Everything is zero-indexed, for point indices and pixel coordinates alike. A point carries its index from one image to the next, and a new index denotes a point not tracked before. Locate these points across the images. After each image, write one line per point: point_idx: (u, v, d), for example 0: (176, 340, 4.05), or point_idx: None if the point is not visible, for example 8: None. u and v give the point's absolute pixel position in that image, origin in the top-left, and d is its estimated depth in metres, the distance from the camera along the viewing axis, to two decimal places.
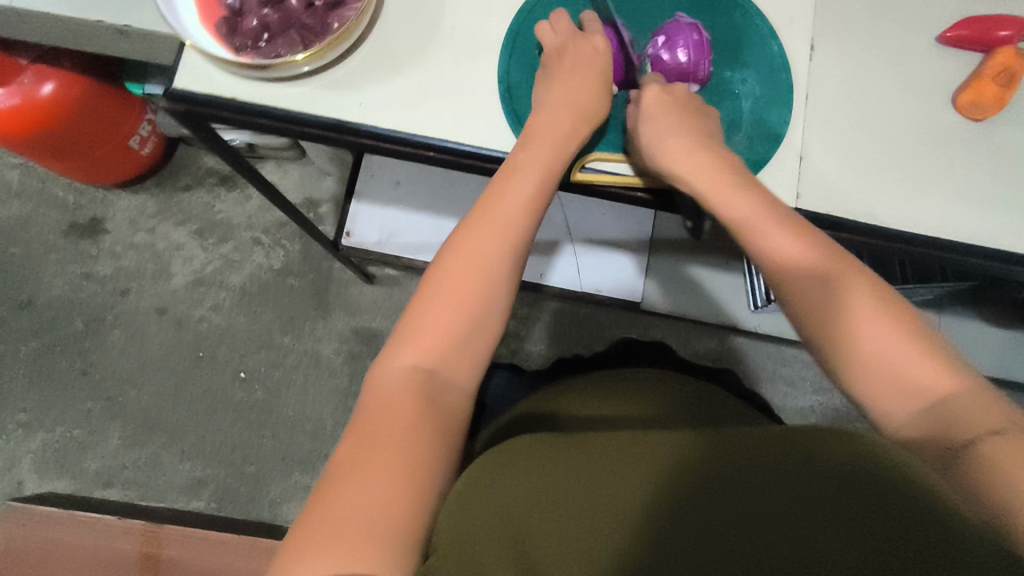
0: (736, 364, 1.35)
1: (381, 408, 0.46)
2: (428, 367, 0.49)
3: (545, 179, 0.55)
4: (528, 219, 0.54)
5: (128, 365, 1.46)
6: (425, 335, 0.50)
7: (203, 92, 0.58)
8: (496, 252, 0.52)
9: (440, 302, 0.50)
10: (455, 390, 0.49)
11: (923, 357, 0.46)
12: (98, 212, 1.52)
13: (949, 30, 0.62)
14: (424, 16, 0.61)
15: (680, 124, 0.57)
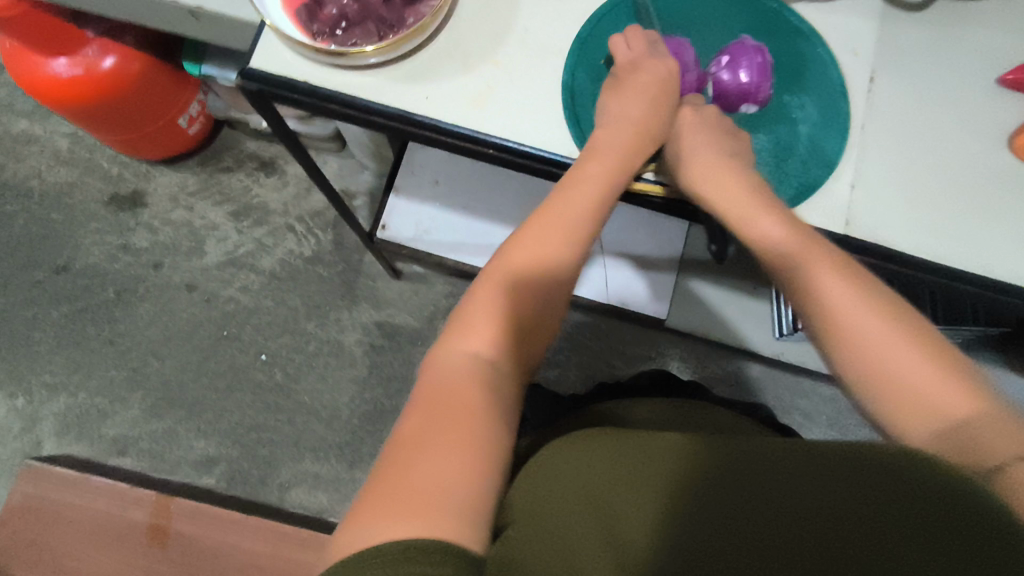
0: (753, 390, 1.35)
1: (443, 391, 0.46)
2: (487, 359, 0.49)
3: (609, 188, 0.57)
4: (591, 226, 0.56)
5: (155, 337, 1.49)
6: (486, 327, 0.50)
7: (277, 73, 0.60)
8: (558, 254, 0.54)
9: (502, 300, 0.52)
10: (512, 383, 0.50)
11: (940, 378, 0.46)
12: (140, 186, 1.56)
13: (1010, 72, 0.63)
14: (496, 18, 0.63)
15: (705, 143, 0.59)
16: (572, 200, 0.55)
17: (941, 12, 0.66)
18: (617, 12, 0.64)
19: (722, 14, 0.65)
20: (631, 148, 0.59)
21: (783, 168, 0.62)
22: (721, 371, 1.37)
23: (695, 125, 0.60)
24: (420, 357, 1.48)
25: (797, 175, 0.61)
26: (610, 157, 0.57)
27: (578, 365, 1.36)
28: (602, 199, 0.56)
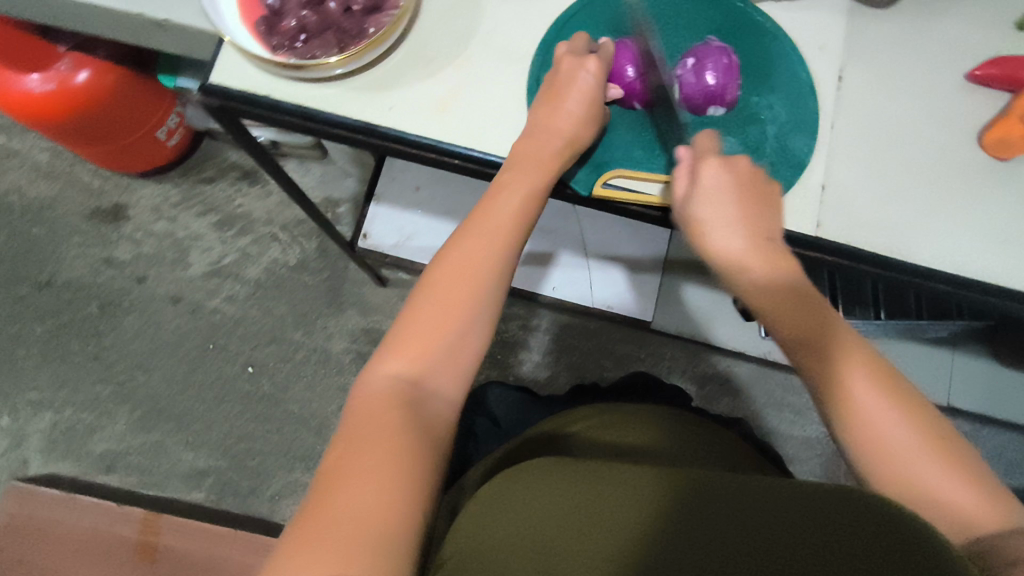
0: (743, 388, 1.34)
1: (361, 420, 0.47)
2: (410, 378, 0.50)
3: (529, 201, 0.56)
4: (514, 240, 0.55)
5: (140, 350, 1.48)
6: (408, 347, 0.51)
7: (239, 88, 0.60)
8: (483, 270, 0.53)
9: (421, 319, 0.51)
10: (437, 398, 0.50)
11: (951, 476, 0.45)
12: (122, 198, 1.54)
13: (978, 68, 0.62)
14: (459, 25, 0.62)
15: (732, 208, 0.55)
16: (491, 219, 0.55)
17: (909, 8, 0.65)
18: (579, 16, 0.63)
19: (686, 16, 0.64)
20: (553, 152, 0.57)
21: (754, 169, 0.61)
22: (710, 368, 1.36)
23: (722, 190, 0.55)
24: None
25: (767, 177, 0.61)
26: (529, 167, 0.57)
27: (567, 366, 1.35)
28: (522, 212, 0.56)
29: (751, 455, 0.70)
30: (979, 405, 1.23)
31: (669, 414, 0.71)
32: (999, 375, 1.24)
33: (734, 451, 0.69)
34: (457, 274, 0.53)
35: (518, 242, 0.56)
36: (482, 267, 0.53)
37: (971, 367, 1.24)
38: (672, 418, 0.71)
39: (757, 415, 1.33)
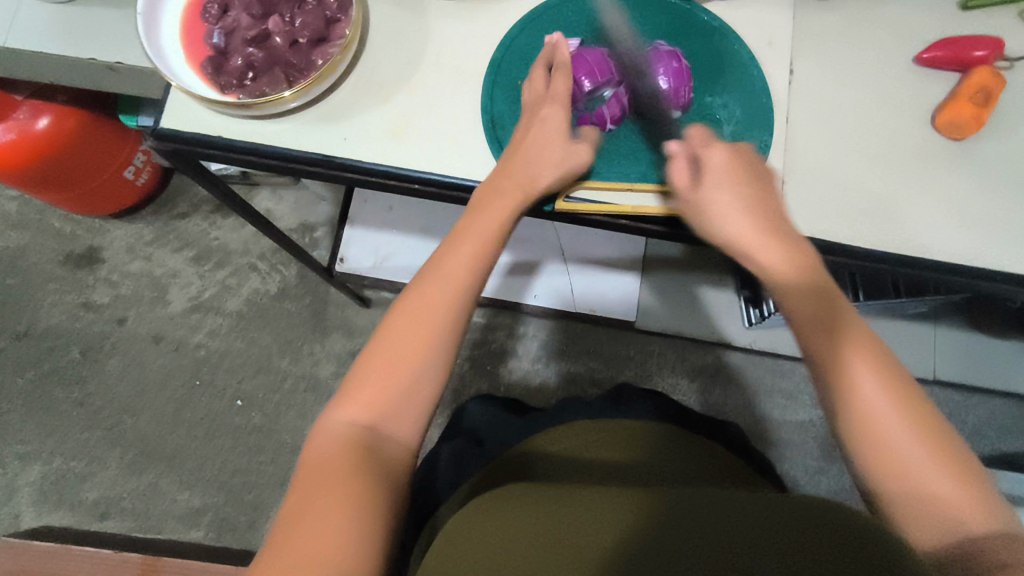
0: (733, 379, 1.32)
1: (310, 470, 0.46)
2: (362, 424, 0.48)
3: (488, 236, 0.54)
4: (473, 282, 0.53)
5: (126, 393, 1.46)
6: (361, 392, 0.49)
7: (190, 130, 0.59)
8: (441, 312, 0.51)
9: (377, 363, 0.50)
10: (389, 444, 0.48)
11: (965, 494, 0.41)
12: (95, 241, 1.53)
13: (926, 51, 0.63)
14: (408, 49, 0.62)
15: (738, 196, 0.53)
16: (449, 259, 0.53)
17: None
18: (527, 33, 0.63)
19: (635, 23, 0.65)
20: (519, 188, 0.55)
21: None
22: (700, 361, 1.33)
23: (725, 170, 0.54)
24: None
25: None
26: (491, 204, 0.55)
27: (557, 372, 1.32)
28: (482, 250, 0.54)
29: (725, 455, 0.72)
30: (960, 375, 1.25)
31: (665, 431, 0.73)
32: (980, 345, 1.25)
33: (713, 459, 0.71)
34: (418, 310, 0.51)
35: (478, 283, 0.54)
36: (441, 311, 0.51)
37: (951, 338, 1.25)
38: (670, 435, 0.72)
39: (750, 405, 1.31)
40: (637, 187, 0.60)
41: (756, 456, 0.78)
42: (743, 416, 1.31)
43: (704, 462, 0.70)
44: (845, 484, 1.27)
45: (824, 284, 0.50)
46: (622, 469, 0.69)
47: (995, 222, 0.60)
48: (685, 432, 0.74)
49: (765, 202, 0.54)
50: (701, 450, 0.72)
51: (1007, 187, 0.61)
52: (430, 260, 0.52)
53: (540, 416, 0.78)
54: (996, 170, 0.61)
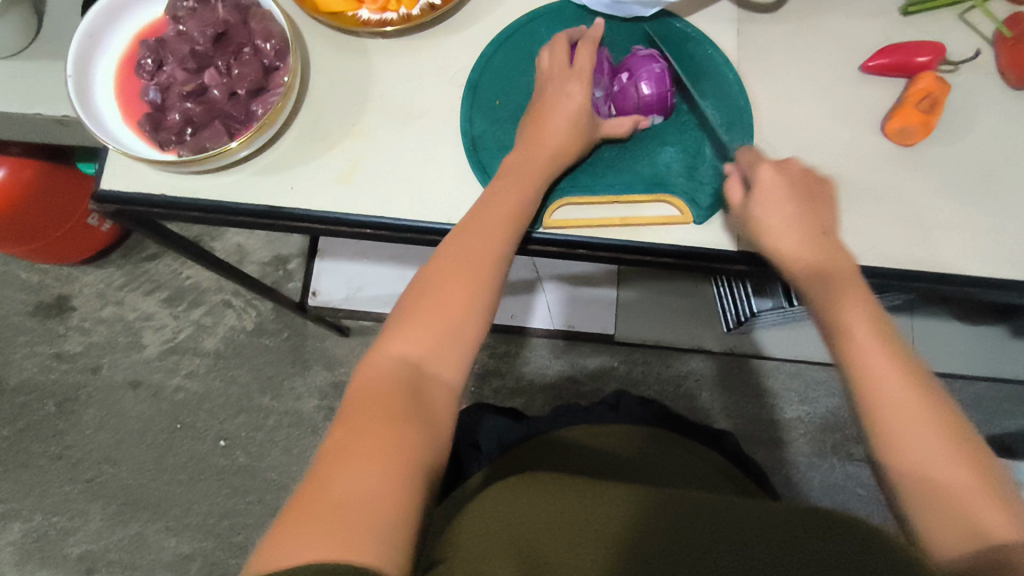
0: (723, 380, 1.30)
1: (363, 398, 0.45)
2: (414, 360, 0.48)
3: (525, 202, 0.55)
4: (509, 246, 0.53)
5: (106, 443, 1.43)
6: (413, 330, 0.49)
7: (132, 190, 0.58)
8: (486, 266, 0.51)
9: (429, 306, 0.49)
10: (438, 383, 0.48)
11: (988, 500, 0.43)
12: (64, 289, 1.50)
13: (871, 59, 0.63)
14: (353, 90, 0.61)
15: (789, 214, 0.54)
16: (488, 220, 0.53)
17: (797, 6, 0.66)
18: (502, 53, 0.62)
19: (609, 34, 0.64)
20: (552, 159, 0.57)
21: (699, 176, 0.60)
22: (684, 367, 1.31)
23: (780, 191, 0.54)
24: None
25: (710, 180, 0.60)
26: (530, 172, 0.56)
27: (544, 388, 1.30)
28: (520, 216, 0.54)
29: (722, 462, 0.72)
30: (943, 365, 1.24)
31: (661, 437, 0.72)
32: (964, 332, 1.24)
33: (713, 469, 0.70)
34: (460, 267, 0.51)
35: (516, 248, 0.54)
36: (486, 267, 0.51)
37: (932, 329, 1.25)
38: (656, 438, 0.72)
39: (741, 408, 1.29)
40: (624, 200, 0.60)
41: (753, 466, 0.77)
42: (733, 419, 1.28)
43: (704, 468, 0.69)
44: (839, 481, 1.26)
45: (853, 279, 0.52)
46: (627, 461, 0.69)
47: (953, 225, 0.60)
48: (683, 440, 0.73)
49: (816, 220, 0.54)
50: (698, 455, 0.71)
51: (963, 190, 0.61)
52: (473, 216, 0.52)
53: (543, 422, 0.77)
54: (950, 173, 0.61)
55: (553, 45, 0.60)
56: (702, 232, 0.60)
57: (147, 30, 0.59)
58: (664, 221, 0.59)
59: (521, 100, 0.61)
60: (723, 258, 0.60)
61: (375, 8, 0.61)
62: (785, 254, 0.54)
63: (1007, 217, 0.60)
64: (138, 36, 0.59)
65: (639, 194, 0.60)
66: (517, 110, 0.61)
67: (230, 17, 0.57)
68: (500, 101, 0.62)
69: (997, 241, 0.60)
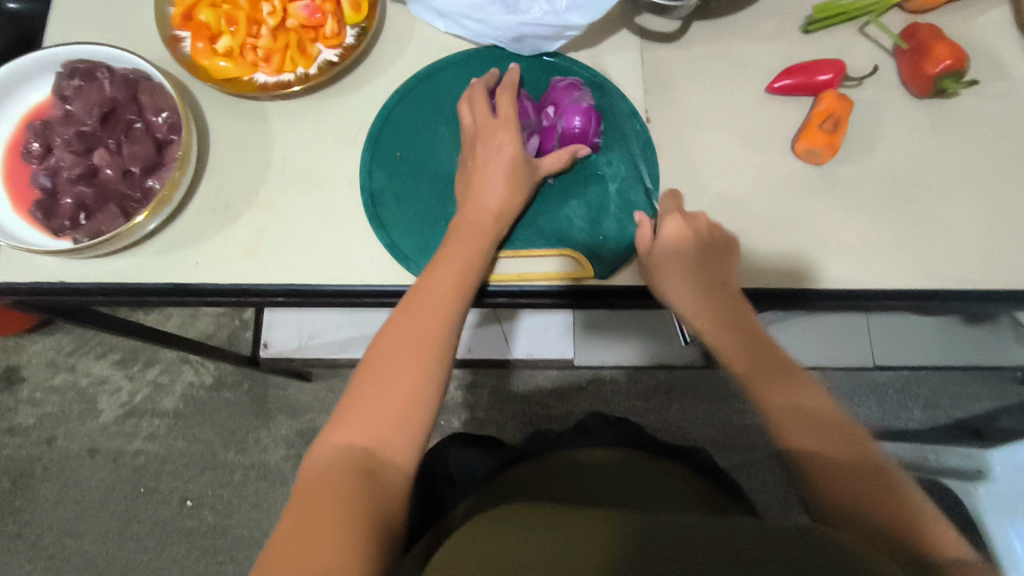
0: (721, 384, 1.23)
1: (310, 495, 0.41)
2: (365, 449, 0.44)
3: (467, 276, 0.52)
4: (455, 325, 0.51)
5: (66, 517, 1.26)
6: (363, 417, 0.45)
7: (30, 280, 0.56)
8: (434, 345, 0.48)
9: (375, 393, 0.46)
10: (390, 472, 0.44)
11: (920, 512, 0.43)
12: (11, 361, 1.32)
13: (775, 81, 0.63)
14: (253, 156, 0.60)
15: (690, 258, 0.55)
16: (431, 298, 0.50)
17: (700, 34, 0.66)
18: (404, 103, 0.61)
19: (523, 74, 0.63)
20: (494, 219, 0.55)
21: (601, 232, 0.59)
22: (652, 380, 1.24)
23: (683, 240, 0.55)
24: None
25: (614, 235, 0.59)
26: (473, 232, 0.54)
27: (529, 418, 1.22)
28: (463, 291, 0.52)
29: (689, 477, 0.67)
30: (940, 360, 1.16)
31: (635, 459, 0.67)
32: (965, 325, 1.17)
33: (684, 484, 0.65)
34: (408, 337, 0.48)
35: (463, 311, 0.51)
36: (433, 348, 0.48)
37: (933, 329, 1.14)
38: (629, 459, 0.67)
39: (712, 417, 1.22)
40: (525, 253, 0.58)
41: (724, 480, 0.72)
42: (706, 427, 1.22)
43: (674, 484, 0.64)
44: None
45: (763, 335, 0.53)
46: (597, 480, 0.64)
47: (868, 242, 0.60)
48: (659, 459, 0.68)
49: (716, 270, 0.55)
50: (671, 474, 0.66)
51: (875, 204, 0.61)
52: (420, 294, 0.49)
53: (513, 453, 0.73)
54: (860, 190, 0.61)
55: (471, 100, 0.59)
56: (614, 279, 0.59)
57: (32, 113, 0.58)
58: (563, 277, 0.58)
59: (425, 149, 0.60)
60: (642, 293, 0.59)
61: (271, 72, 0.59)
62: (686, 309, 0.55)
63: (921, 228, 0.61)
64: (25, 119, 0.57)
65: (541, 248, 0.59)
66: (419, 162, 0.60)
67: (119, 93, 0.55)
68: (402, 153, 0.60)
69: (914, 253, 0.60)
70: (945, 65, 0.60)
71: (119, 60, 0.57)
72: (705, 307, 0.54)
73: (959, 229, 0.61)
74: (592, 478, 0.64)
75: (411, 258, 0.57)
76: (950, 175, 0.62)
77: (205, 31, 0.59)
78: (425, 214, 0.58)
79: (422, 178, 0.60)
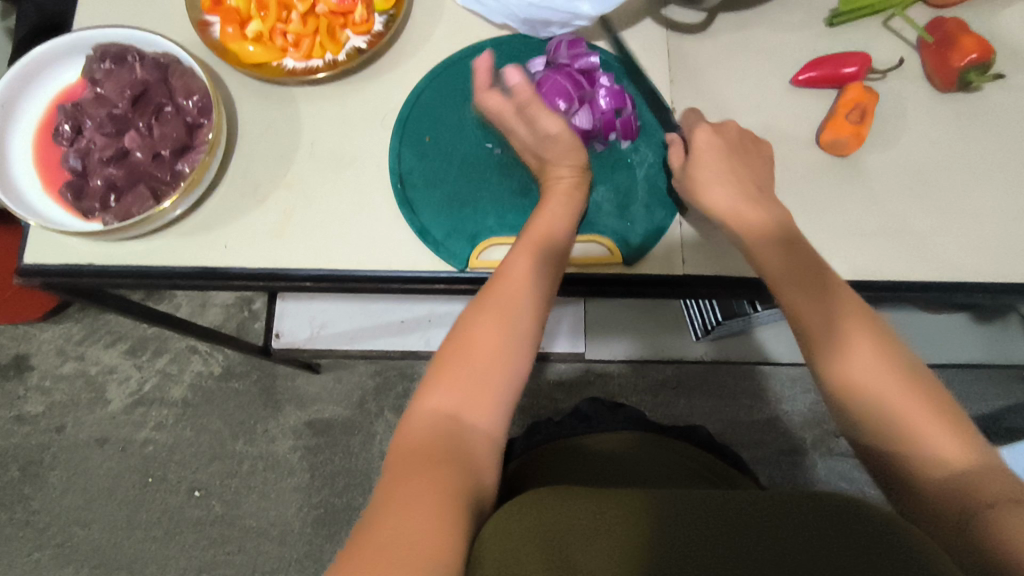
0: (728, 378, 1.23)
1: (406, 457, 0.43)
2: (453, 411, 0.45)
3: (550, 242, 0.53)
4: (539, 292, 0.51)
5: (74, 505, 1.26)
6: (451, 383, 0.46)
7: (60, 262, 0.56)
8: (518, 313, 0.49)
9: (460, 357, 0.47)
10: (478, 434, 0.45)
11: (942, 426, 0.42)
12: (21, 349, 1.32)
13: (800, 73, 0.63)
14: (280, 141, 0.60)
15: (726, 168, 0.55)
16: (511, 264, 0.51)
17: (724, 26, 0.66)
18: (433, 88, 0.61)
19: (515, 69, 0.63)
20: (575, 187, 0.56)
21: (629, 218, 0.60)
22: (660, 374, 1.24)
23: (713, 152, 0.56)
24: (362, 447, 1.28)
25: (642, 221, 0.60)
26: (557, 197, 0.55)
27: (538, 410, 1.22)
28: (543, 257, 0.52)
29: (701, 456, 0.67)
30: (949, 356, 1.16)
31: (651, 442, 0.67)
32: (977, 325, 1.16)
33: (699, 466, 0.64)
34: (495, 302, 0.49)
35: (543, 271, 0.52)
36: (513, 313, 0.49)
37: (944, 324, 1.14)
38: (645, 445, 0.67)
39: (719, 412, 1.22)
40: None
41: (727, 452, 0.73)
42: (712, 422, 1.21)
43: (686, 466, 0.64)
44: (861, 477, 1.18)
45: (794, 239, 0.52)
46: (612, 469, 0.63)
47: (891, 234, 0.60)
48: (671, 440, 0.68)
49: (751, 178, 0.56)
50: (683, 455, 0.65)
51: (898, 196, 0.61)
52: (500, 264, 0.50)
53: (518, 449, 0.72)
54: (885, 181, 0.62)
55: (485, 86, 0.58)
56: (635, 268, 0.59)
57: (63, 93, 0.58)
58: (593, 263, 0.58)
59: (451, 136, 0.61)
60: (666, 284, 0.59)
61: (300, 57, 0.60)
62: (725, 210, 0.55)
63: (944, 221, 0.61)
64: (55, 101, 0.58)
65: None
66: (446, 148, 0.60)
67: (150, 76, 0.56)
68: (430, 137, 0.60)
69: (936, 246, 0.60)
70: (971, 58, 0.60)
71: (148, 43, 0.57)
72: (747, 214, 0.54)
73: (982, 223, 0.61)
74: (608, 467, 0.64)
75: (441, 241, 0.58)
76: (973, 167, 0.62)
77: (234, 16, 0.59)
78: (453, 198, 0.59)
79: (451, 162, 0.60)
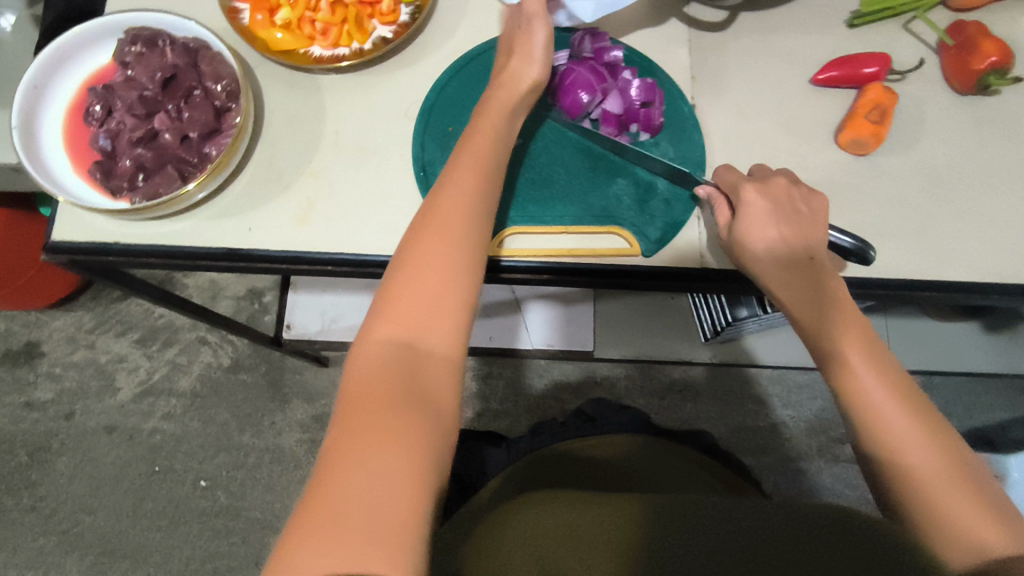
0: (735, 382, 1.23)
1: (357, 395, 0.41)
2: (402, 340, 0.43)
3: (493, 160, 0.51)
4: (484, 208, 0.49)
5: (80, 492, 1.27)
6: (398, 309, 0.44)
7: (87, 240, 0.57)
8: (464, 234, 0.47)
9: (405, 283, 0.44)
10: (432, 359, 0.43)
11: (950, 473, 0.42)
12: (32, 336, 1.33)
13: (821, 72, 0.64)
14: (306, 128, 0.61)
15: (776, 234, 0.52)
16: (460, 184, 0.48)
17: (745, 25, 0.67)
18: (458, 79, 0.62)
19: None
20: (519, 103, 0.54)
21: (648, 211, 0.60)
22: (666, 378, 1.24)
23: (764, 216, 0.52)
24: None
25: (661, 215, 0.60)
26: (496, 112, 0.53)
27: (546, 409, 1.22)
28: (489, 178, 0.50)
29: (706, 461, 0.67)
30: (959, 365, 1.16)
31: (656, 445, 0.68)
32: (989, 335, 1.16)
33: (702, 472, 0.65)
34: (438, 225, 0.47)
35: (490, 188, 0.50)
36: (457, 232, 0.47)
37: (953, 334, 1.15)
38: (648, 447, 0.67)
39: (725, 416, 1.22)
40: (573, 230, 0.60)
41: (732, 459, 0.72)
42: (716, 427, 1.21)
43: (690, 468, 0.65)
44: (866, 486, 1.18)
45: (805, 253, 0.51)
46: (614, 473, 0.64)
47: (908, 235, 0.61)
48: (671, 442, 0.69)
49: (804, 236, 0.52)
50: (688, 459, 0.66)
51: (915, 197, 0.62)
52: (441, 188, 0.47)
53: (522, 447, 0.70)
54: (902, 183, 0.62)
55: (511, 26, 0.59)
56: (653, 261, 0.59)
57: (95, 76, 0.59)
58: (613, 254, 0.59)
59: None
60: (685, 278, 0.59)
61: (327, 45, 0.61)
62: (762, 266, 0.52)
63: (960, 224, 0.61)
64: (86, 83, 0.59)
65: (590, 226, 0.60)
66: None
67: (179, 60, 0.57)
68: (454, 127, 0.61)
69: (951, 248, 0.61)
70: (992, 61, 0.60)
71: (180, 28, 0.58)
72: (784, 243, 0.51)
73: (998, 227, 0.61)
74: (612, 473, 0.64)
75: None
76: (991, 171, 0.63)
77: (265, 4, 0.61)
78: None
79: None
